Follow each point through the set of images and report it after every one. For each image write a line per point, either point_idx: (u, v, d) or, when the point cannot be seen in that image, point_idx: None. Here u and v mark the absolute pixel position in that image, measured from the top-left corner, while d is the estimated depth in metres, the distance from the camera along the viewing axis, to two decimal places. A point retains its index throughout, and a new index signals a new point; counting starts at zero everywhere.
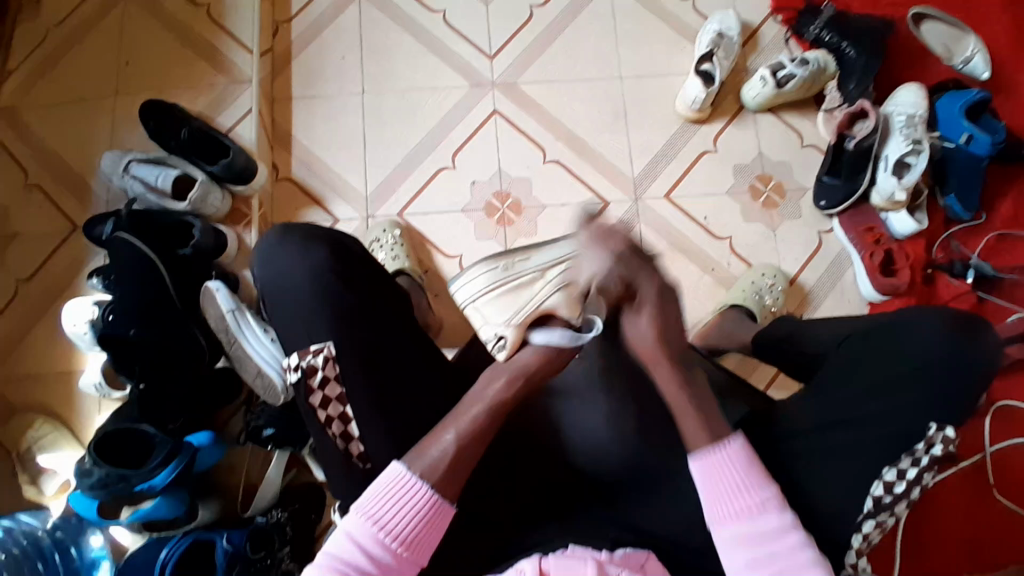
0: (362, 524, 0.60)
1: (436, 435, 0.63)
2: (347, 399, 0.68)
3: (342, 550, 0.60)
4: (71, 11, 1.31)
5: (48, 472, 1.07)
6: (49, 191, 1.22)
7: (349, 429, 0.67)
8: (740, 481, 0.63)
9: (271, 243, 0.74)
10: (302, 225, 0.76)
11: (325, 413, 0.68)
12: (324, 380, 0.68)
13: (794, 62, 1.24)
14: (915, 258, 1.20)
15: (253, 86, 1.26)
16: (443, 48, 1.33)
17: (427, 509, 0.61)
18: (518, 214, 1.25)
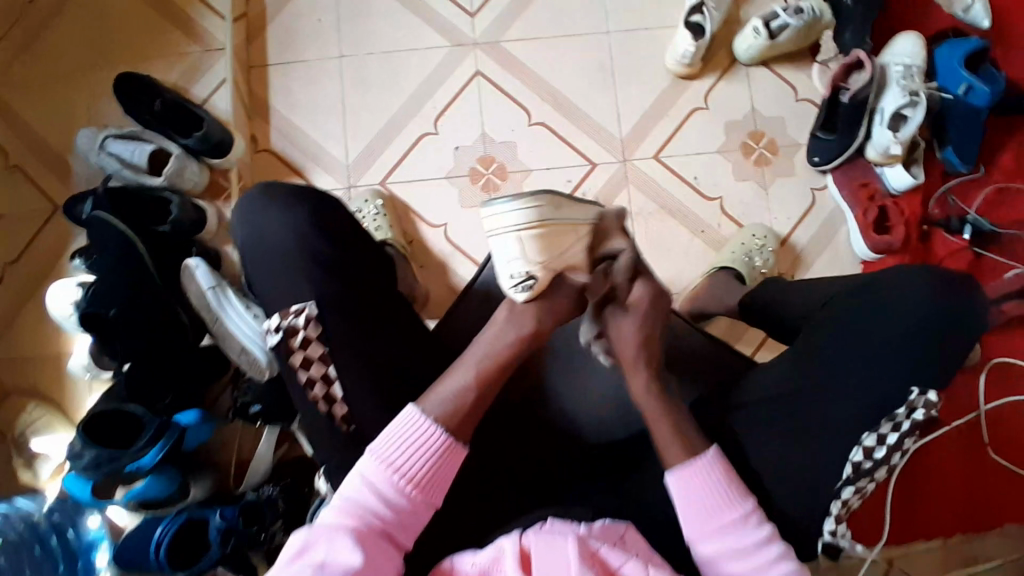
0: (378, 468, 0.60)
1: (448, 377, 0.64)
2: (330, 359, 0.66)
3: (358, 495, 0.59)
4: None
5: (43, 453, 1.08)
6: (26, 171, 1.20)
7: (332, 391, 0.65)
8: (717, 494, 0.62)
9: (255, 197, 0.74)
10: (283, 184, 0.75)
11: (306, 373, 0.66)
12: (305, 340, 0.66)
13: (788, 10, 1.17)
14: (911, 215, 1.16)
15: (227, 54, 1.22)
16: (422, 7, 1.27)
17: (443, 451, 0.61)
18: (503, 180, 1.22)
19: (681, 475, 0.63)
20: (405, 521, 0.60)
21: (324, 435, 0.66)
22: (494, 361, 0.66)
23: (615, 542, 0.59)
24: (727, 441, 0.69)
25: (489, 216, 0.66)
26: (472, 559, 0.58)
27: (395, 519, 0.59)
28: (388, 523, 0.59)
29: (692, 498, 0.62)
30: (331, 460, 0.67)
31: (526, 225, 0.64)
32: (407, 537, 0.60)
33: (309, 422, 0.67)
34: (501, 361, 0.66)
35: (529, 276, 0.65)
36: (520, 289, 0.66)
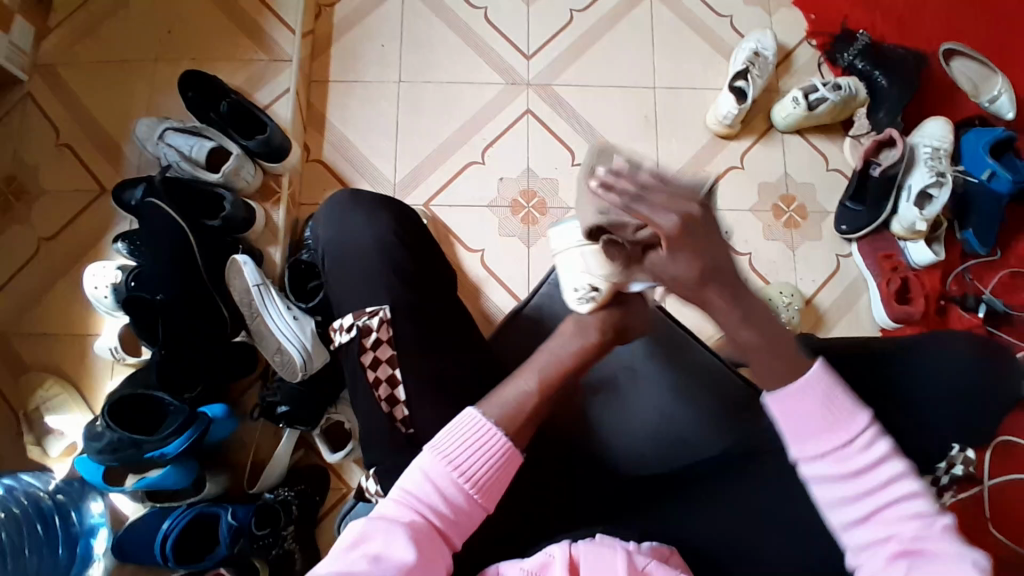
0: (439, 465, 0.59)
1: (515, 382, 0.65)
2: (397, 361, 0.68)
3: (418, 489, 0.59)
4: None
5: (55, 433, 1.07)
6: (78, 152, 1.22)
7: (396, 392, 0.67)
8: (818, 408, 0.59)
9: (343, 204, 0.80)
10: (369, 196, 0.82)
11: (374, 373, 0.68)
12: (378, 342, 0.69)
13: (827, 86, 1.25)
14: (930, 289, 1.22)
15: (293, 66, 1.27)
16: (482, 44, 1.34)
17: (501, 456, 0.60)
18: (543, 214, 1.26)
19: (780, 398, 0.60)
20: (461, 522, 0.59)
21: (378, 433, 0.68)
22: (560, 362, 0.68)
23: (662, 560, 0.60)
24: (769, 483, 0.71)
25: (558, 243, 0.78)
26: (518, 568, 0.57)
27: (452, 518, 0.58)
28: (444, 522, 0.58)
29: (797, 417, 0.60)
30: (381, 456, 0.68)
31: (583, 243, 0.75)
32: (460, 536, 0.59)
33: (366, 418, 0.69)
34: (565, 370, 0.68)
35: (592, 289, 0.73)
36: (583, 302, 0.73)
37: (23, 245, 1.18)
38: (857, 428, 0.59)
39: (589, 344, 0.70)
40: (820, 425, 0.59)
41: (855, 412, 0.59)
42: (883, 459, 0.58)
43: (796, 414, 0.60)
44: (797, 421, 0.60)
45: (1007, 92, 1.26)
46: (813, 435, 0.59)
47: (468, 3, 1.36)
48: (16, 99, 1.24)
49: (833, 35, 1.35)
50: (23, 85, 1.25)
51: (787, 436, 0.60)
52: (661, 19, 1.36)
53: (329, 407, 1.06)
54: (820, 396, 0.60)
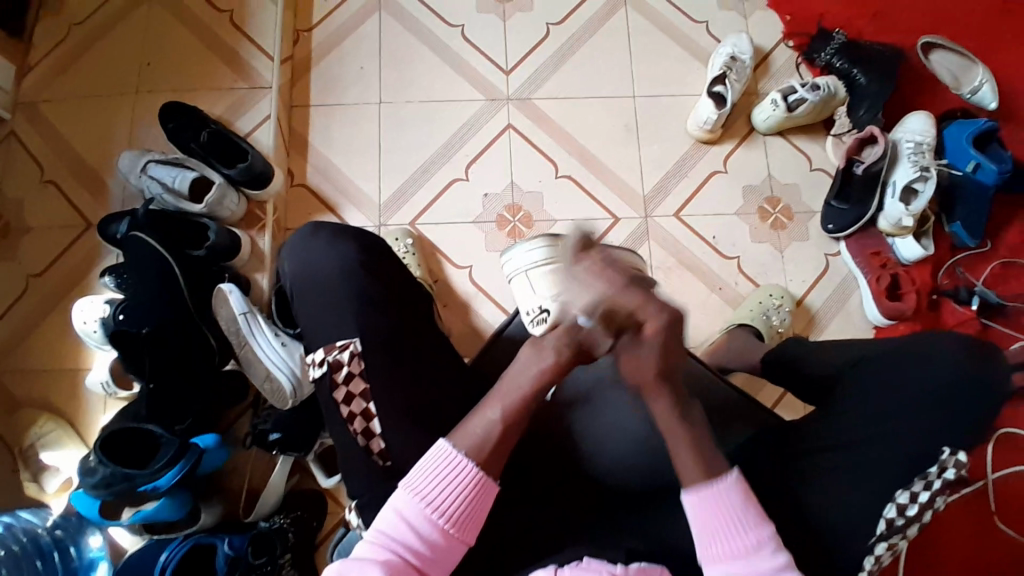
0: (411, 501, 0.62)
1: (480, 414, 0.64)
2: (370, 395, 0.68)
3: (391, 527, 0.61)
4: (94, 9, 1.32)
5: (50, 470, 1.06)
6: (64, 188, 1.23)
7: (371, 427, 0.67)
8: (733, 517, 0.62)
9: (304, 234, 0.78)
10: (331, 223, 0.79)
11: (347, 409, 0.68)
12: (349, 376, 0.69)
13: (805, 87, 1.25)
14: (922, 284, 1.21)
15: (273, 93, 1.28)
16: (460, 62, 1.35)
17: (472, 486, 0.62)
18: (529, 227, 1.26)
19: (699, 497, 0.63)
20: (438, 557, 0.61)
21: (364, 461, 0.68)
22: (527, 376, 0.66)
23: None
24: (762, 493, 0.70)
25: (511, 263, 0.82)
26: None
27: (429, 554, 0.61)
28: (421, 559, 0.60)
29: (708, 520, 0.63)
30: (366, 482, 0.68)
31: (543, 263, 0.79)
32: (437, 572, 0.61)
33: (350, 444, 0.69)
34: (530, 396, 0.66)
35: (544, 310, 0.77)
36: (537, 323, 0.78)
37: (11, 282, 1.18)
38: (759, 537, 0.62)
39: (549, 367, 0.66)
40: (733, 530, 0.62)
41: (760, 524, 0.62)
42: (783, 567, 0.61)
43: (712, 518, 0.63)
44: (712, 523, 0.63)
45: (988, 81, 1.26)
46: (722, 540, 0.62)
47: (446, 22, 1.37)
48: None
49: (810, 35, 1.35)
50: (6, 124, 1.26)
51: (698, 538, 0.63)
52: (638, 28, 1.37)
53: (320, 433, 1.05)
54: (730, 505, 0.63)
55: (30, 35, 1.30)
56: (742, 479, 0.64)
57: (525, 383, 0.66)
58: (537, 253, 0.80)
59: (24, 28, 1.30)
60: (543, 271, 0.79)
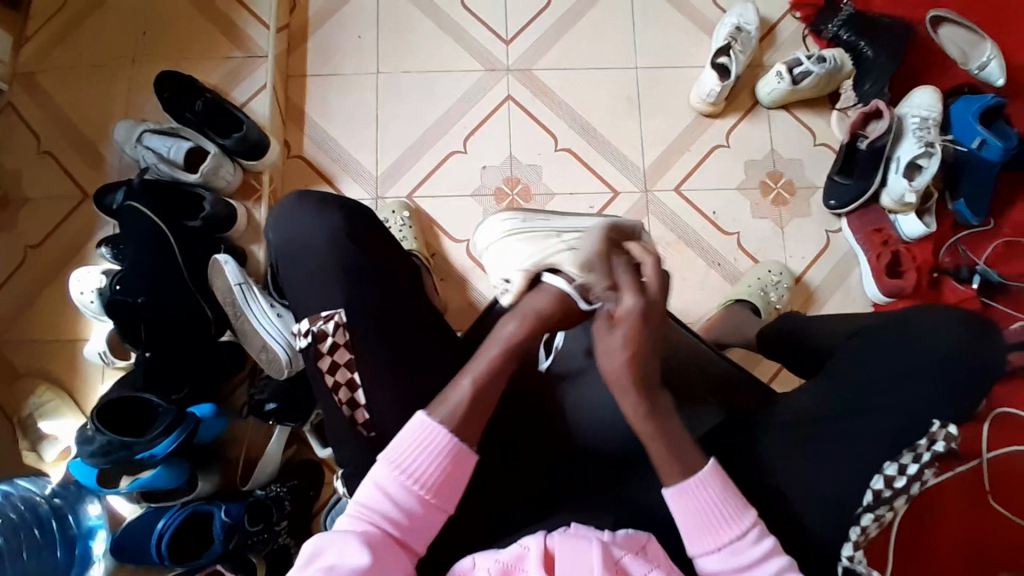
0: (390, 473, 0.62)
1: (453, 383, 0.65)
2: (355, 365, 0.68)
3: (371, 499, 0.61)
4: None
5: (49, 437, 1.08)
6: (60, 158, 1.22)
7: (356, 397, 0.67)
8: (715, 507, 0.63)
9: (291, 202, 0.77)
10: (319, 192, 0.78)
11: (332, 378, 0.68)
12: (334, 346, 0.68)
13: (811, 58, 1.22)
14: (922, 262, 1.19)
15: (268, 62, 1.26)
16: (459, 31, 1.32)
17: (450, 455, 0.62)
18: (527, 201, 1.25)
19: (679, 492, 0.63)
20: (418, 526, 0.62)
21: (351, 432, 0.68)
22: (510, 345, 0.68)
23: (638, 550, 0.60)
24: (751, 466, 0.70)
25: (481, 235, 0.96)
26: (491, 559, 0.58)
27: (408, 523, 0.61)
28: (400, 527, 0.61)
29: (690, 515, 0.63)
30: (355, 451, 0.69)
31: (505, 231, 0.92)
32: (418, 542, 0.61)
33: (335, 414, 0.69)
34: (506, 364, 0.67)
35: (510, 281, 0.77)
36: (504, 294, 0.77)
37: (9, 253, 1.18)
38: (742, 526, 0.62)
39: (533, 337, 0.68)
40: (716, 520, 0.62)
41: (741, 513, 0.63)
42: (767, 555, 0.61)
43: (694, 510, 0.63)
44: (695, 517, 0.63)
45: (996, 57, 1.21)
46: (706, 531, 0.62)
47: None
48: None
49: (818, 6, 1.32)
50: (4, 95, 1.25)
51: (683, 531, 0.63)
52: None
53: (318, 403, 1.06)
54: (710, 497, 0.63)
55: (26, 4, 1.29)
56: (720, 469, 0.64)
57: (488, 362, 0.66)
58: (499, 223, 0.94)
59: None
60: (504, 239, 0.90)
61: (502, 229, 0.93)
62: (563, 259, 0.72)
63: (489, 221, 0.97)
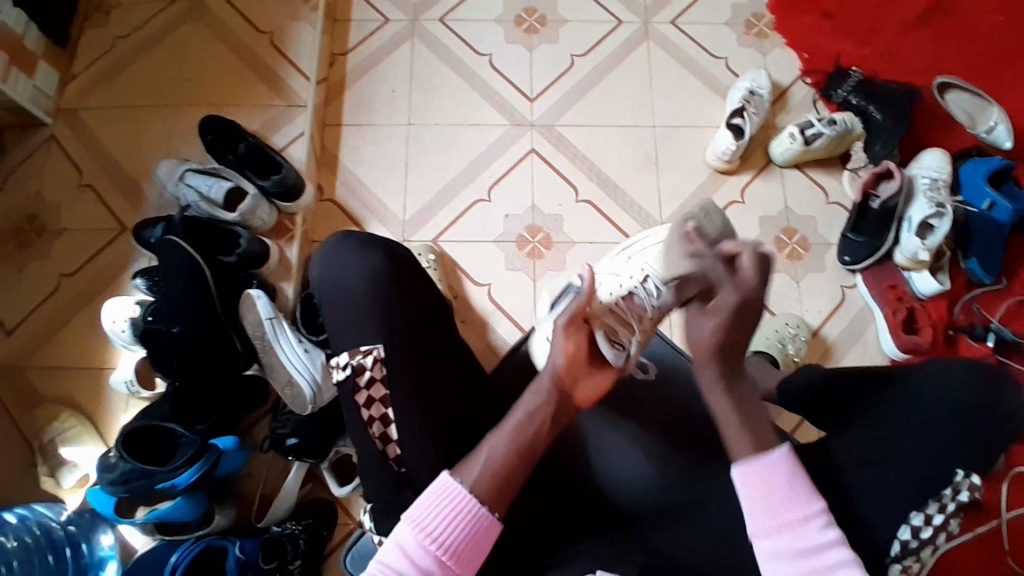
0: (411, 533, 0.62)
1: (486, 443, 0.66)
2: (390, 401, 0.70)
3: (394, 560, 0.61)
4: (140, 23, 1.39)
5: (69, 464, 1.08)
6: (101, 193, 1.28)
7: (388, 432, 0.69)
8: (789, 483, 0.64)
9: (337, 241, 0.80)
10: (359, 233, 0.82)
11: (367, 412, 0.70)
12: (371, 380, 0.71)
13: (823, 121, 1.28)
14: (937, 318, 1.22)
15: (307, 111, 1.33)
16: (487, 89, 1.40)
17: (471, 517, 0.63)
18: (547, 248, 1.29)
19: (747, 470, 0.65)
20: None
21: (378, 468, 0.69)
22: (539, 386, 0.69)
23: None
24: None
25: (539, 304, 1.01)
26: None
27: None
28: None
29: (755, 493, 0.64)
30: (382, 486, 0.69)
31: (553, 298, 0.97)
32: None
33: (369, 448, 0.70)
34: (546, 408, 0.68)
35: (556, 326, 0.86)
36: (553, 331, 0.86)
37: (43, 281, 1.22)
38: (807, 510, 0.63)
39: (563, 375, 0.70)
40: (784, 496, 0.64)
41: (809, 499, 0.63)
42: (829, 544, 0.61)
43: (762, 485, 0.64)
44: (761, 493, 0.64)
45: (1004, 121, 1.32)
46: (772, 513, 0.63)
47: (474, 51, 1.43)
48: (40, 141, 1.31)
49: (828, 73, 1.40)
50: (48, 128, 1.32)
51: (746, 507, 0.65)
52: (659, 61, 1.42)
53: (337, 440, 1.07)
54: (777, 480, 0.64)
55: (75, 44, 1.38)
56: (793, 453, 0.66)
57: (519, 419, 0.68)
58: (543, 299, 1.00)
59: (69, 36, 1.37)
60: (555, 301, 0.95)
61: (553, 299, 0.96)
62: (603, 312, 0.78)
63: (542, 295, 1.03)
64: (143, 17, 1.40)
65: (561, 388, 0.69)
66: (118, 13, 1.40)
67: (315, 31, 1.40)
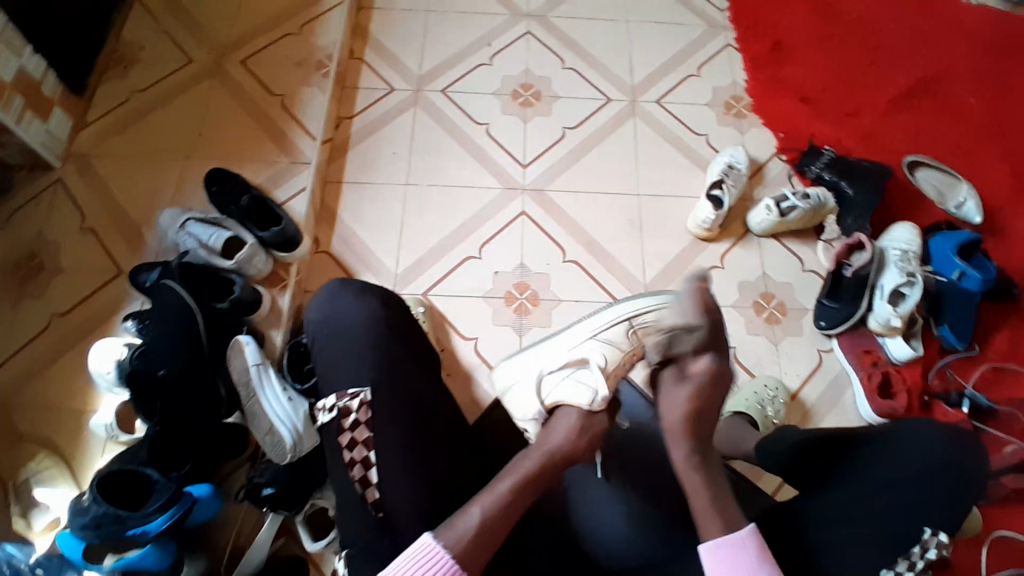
0: None
1: (467, 509, 0.65)
2: (372, 444, 0.70)
3: None
4: (157, 79, 1.48)
5: (42, 505, 1.06)
6: (101, 236, 1.32)
7: (369, 475, 0.69)
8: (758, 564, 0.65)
9: (333, 288, 0.84)
10: (358, 281, 0.86)
11: (349, 454, 0.70)
12: (355, 422, 0.71)
13: (796, 195, 1.36)
14: (913, 384, 1.25)
15: (311, 168, 1.40)
16: (483, 155, 1.48)
17: None
18: (535, 305, 1.33)
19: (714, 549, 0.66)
20: None
21: (357, 513, 0.70)
22: (528, 462, 0.70)
23: None
24: None
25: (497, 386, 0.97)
26: None
27: None
28: None
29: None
30: (363, 530, 0.69)
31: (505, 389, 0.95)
32: None
33: (349, 492, 0.70)
34: (538, 476, 0.69)
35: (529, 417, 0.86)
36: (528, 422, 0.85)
37: (36, 318, 1.23)
38: None
39: (562, 450, 0.72)
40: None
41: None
42: None
43: (731, 566, 0.65)
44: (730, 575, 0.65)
45: (972, 198, 1.41)
46: None
47: (472, 120, 1.52)
48: (47, 184, 1.36)
49: (801, 151, 1.50)
50: (57, 171, 1.37)
51: None
52: (644, 135, 1.52)
53: (314, 492, 1.06)
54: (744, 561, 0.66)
55: (91, 94, 1.45)
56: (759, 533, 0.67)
57: (506, 491, 0.67)
58: (500, 383, 0.97)
59: (86, 86, 1.45)
60: (510, 394, 0.92)
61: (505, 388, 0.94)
62: (562, 399, 0.81)
63: (498, 377, 0.99)
64: (161, 74, 1.49)
65: (553, 460, 0.71)
66: (137, 69, 1.49)
67: (324, 96, 1.49)
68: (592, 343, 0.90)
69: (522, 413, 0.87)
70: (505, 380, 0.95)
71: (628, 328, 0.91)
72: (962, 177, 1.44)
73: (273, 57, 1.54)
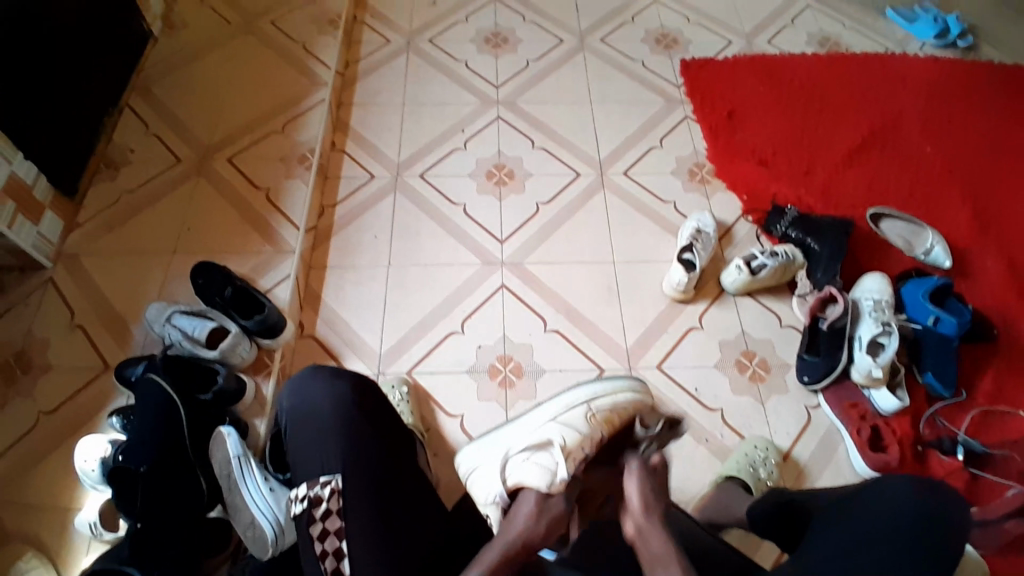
0: None
1: None
2: (345, 533, 0.70)
3: None
4: (148, 180, 1.56)
5: None
6: (90, 332, 1.34)
7: (342, 566, 0.68)
8: None
9: (305, 375, 0.84)
10: (329, 366, 0.86)
11: (321, 546, 0.69)
12: (327, 512, 0.71)
13: (765, 254, 1.41)
14: (904, 434, 1.24)
15: (296, 256, 1.45)
16: (461, 233, 1.54)
17: None
18: (519, 377, 1.34)
19: None
20: None
21: None
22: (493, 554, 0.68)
23: None
24: None
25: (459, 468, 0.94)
26: None
27: None
28: None
29: None
30: None
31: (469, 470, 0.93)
32: None
33: None
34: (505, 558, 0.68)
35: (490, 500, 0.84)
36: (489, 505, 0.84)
37: (20, 419, 1.23)
38: None
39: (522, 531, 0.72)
40: None
41: None
42: None
43: None
44: None
45: (938, 243, 1.46)
46: None
47: (450, 201, 1.59)
48: (38, 284, 1.39)
49: (766, 210, 1.56)
50: (48, 272, 1.41)
51: None
52: (615, 205, 1.59)
53: None
54: None
55: (83, 197, 1.52)
56: None
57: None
58: (464, 463, 0.94)
59: (79, 189, 1.52)
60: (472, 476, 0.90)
61: (469, 468, 0.92)
62: (523, 480, 0.81)
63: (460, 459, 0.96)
64: (151, 174, 1.57)
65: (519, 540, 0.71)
66: (128, 171, 1.57)
67: (307, 187, 1.56)
68: (550, 425, 0.89)
69: (486, 495, 0.85)
70: (468, 462, 0.93)
71: (586, 412, 0.90)
72: (925, 225, 1.49)
73: (259, 153, 1.63)
